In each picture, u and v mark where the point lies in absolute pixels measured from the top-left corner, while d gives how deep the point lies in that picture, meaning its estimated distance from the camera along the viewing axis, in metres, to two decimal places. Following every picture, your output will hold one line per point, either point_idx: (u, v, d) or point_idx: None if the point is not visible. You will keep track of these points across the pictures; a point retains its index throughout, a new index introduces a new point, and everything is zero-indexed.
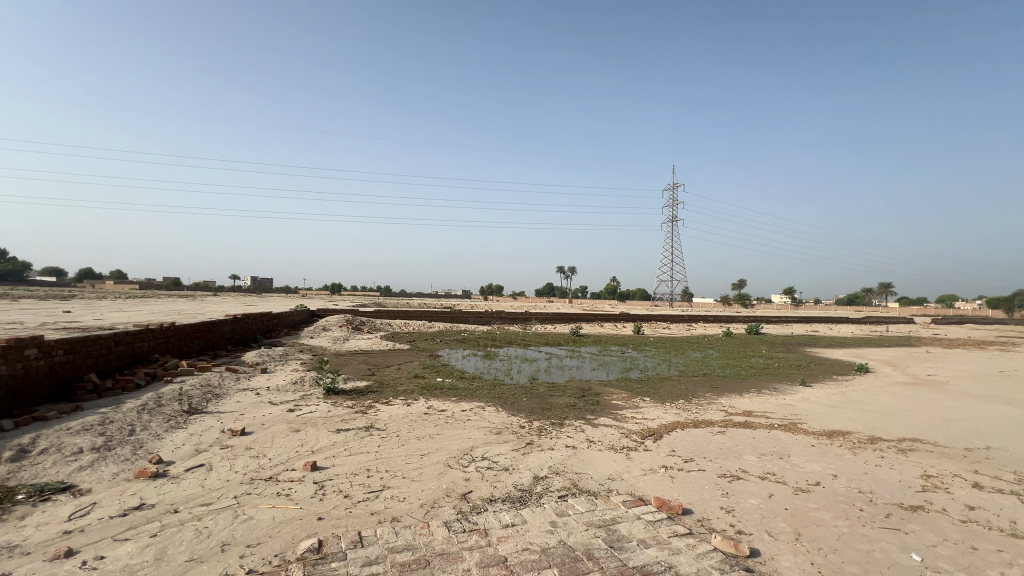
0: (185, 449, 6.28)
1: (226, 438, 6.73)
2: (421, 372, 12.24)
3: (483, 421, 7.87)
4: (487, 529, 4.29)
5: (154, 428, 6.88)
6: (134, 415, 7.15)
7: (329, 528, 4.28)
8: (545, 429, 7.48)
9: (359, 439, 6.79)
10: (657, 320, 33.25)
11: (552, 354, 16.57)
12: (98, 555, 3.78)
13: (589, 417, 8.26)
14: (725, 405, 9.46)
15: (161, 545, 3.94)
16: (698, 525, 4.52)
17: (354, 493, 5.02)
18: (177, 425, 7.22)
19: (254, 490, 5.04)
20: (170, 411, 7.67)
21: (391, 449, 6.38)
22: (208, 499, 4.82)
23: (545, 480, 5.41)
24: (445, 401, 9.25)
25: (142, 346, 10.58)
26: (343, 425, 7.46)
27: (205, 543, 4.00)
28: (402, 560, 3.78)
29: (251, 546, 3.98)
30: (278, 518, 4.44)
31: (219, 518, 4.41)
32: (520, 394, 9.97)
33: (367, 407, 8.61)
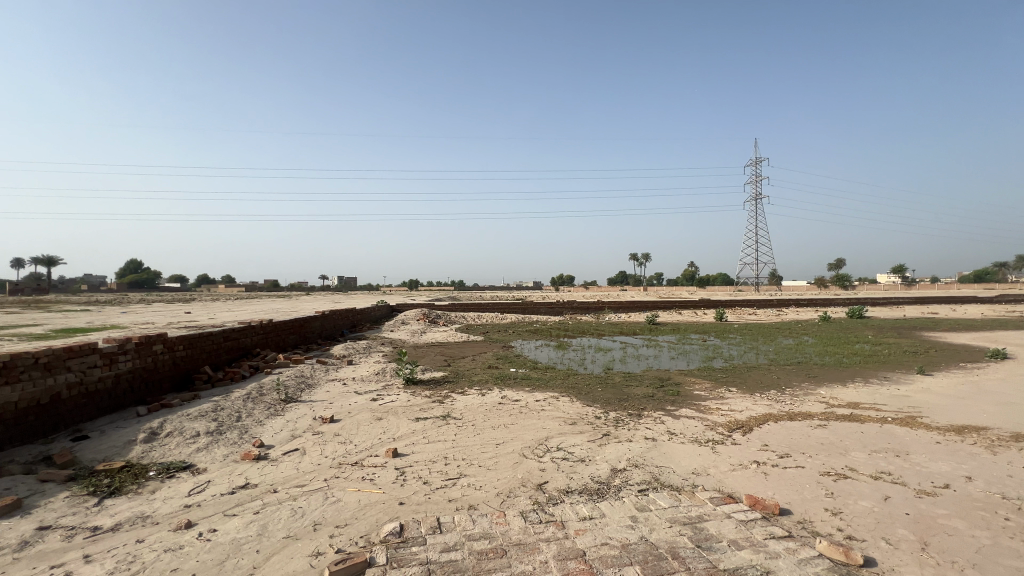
0: (283, 434, 6.83)
1: (317, 425, 7.23)
2: (495, 362, 12.40)
3: (557, 411, 7.76)
4: (564, 521, 4.18)
5: (257, 415, 7.55)
6: (240, 403, 7.91)
7: (409, 513, 4.41)
8: (622, 421, 7.20)
9: (436, 427, 6.97)
10: (742, 305, 31.08)
11: (627, 343, 16.05)
12: (211, 528, 4.18)
13: (669, 409, 7.84)
14: (825, 396, 8.55)
15: (262, 522, 4.27)
16: (798, 528, 4.08)
17: (433, 480, 5.13)
18: (275, 412, 7.88)
19: (342, 474, 5.34)
20: (270, 400, 8.38)
21: (467, 438, 6.48)
22: (302, 481, 5.18)
23: (624, 473, 5.18)
24: (518, 391, 9.25)
25: (246, 341, 11.70)
26: (422, 414, 7.71)
27: (300, 522, 4.28)
28: (480, 549, 3.78)
29: (339, 527, 4.20)
30: (363, 502, 4.66)
31: (311, 499, 4.72)
32: (595, 384, 9.74)
33: (444, 396, 8.85)
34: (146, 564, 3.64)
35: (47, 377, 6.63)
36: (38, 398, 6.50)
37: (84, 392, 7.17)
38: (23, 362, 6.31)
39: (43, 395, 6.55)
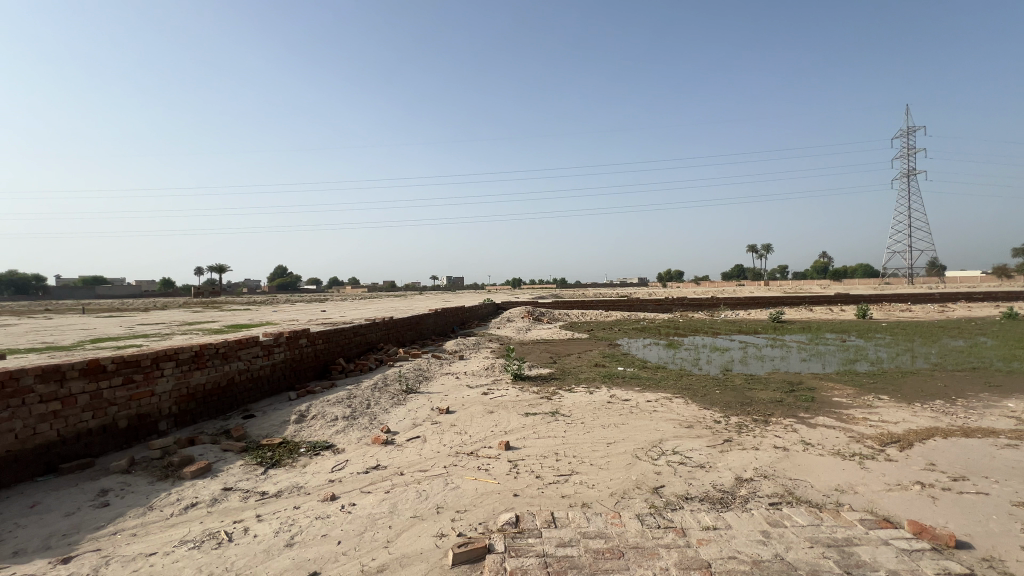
0: (406, 422, 7.43)
1: (435, 415, 7.74)
2: (601, 360, 12.19)
3: (671, 413, 7.38)
4: (685, 529, 3.97)
5: (383, 404, 8.31)
6: (369, 391, 8.77)
7: (524, 505, 4.51)
8: (746, 426, 6.61)
9: (546, 423, 7.05)
10: (891, 300, 26.77)
11: (747, 343, 14.71)
12: (351, 502, 4.69)
13: (802, 416, 7.02)
14: (1014, 410, 7.01)
15: (393, 500, 4.69)
16: (983, 566, 3.39)
17: (545, 474, 5.20)
18: (398, 401, 8.60)
19: (459, 462, 5.65)
20: (394, 390, 9.18)
21: (577, 435, 6.46)
22: (425, 466, 5.59)
23: (751, 483, 4.76)
24: (627, 390, 8.97)
25: (372, 336, 12.94)
26: (531, 409, 7.86)
27: (425, 504, 4.62)
28: (595, 547, 3.74)
29: (459, 511, 4.45)
30: (480, 490, 4.87)
31: (433, 483, 5.06)
32: (712, 386, 9.08)
33: (552, 393, 8.92)
34: (302, 528, 4.20)
35: (224, 364, 7.99)
36: (219, 381, 7.85)
37: (250, 377, 8.51)
38: (208, 351, 7.67)
39: (222, 379, 7.89)
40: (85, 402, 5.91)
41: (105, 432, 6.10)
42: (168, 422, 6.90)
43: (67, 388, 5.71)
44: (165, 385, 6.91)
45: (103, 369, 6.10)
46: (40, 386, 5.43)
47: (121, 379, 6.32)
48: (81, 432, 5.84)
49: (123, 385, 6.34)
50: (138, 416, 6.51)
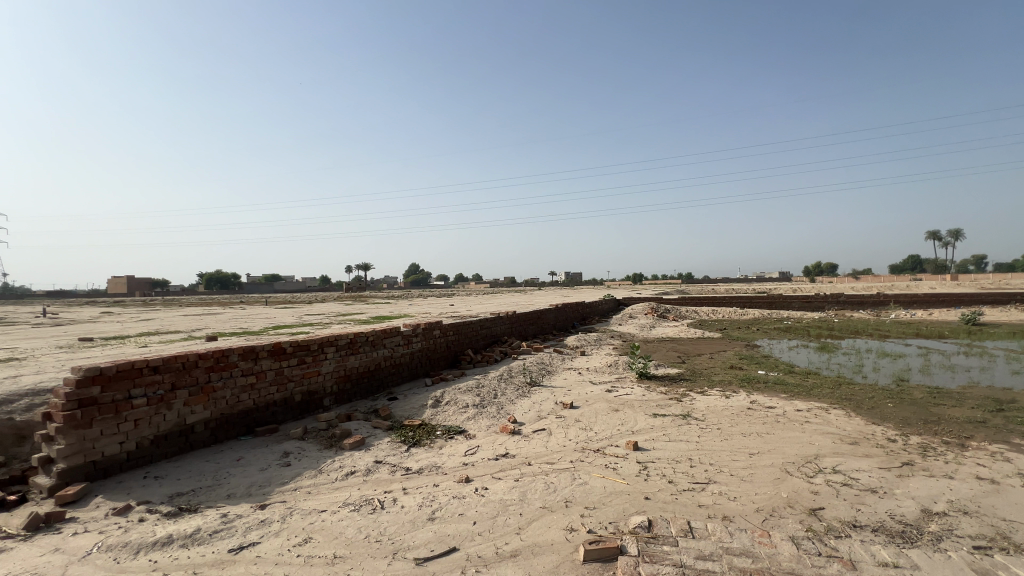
0: (531, 414, 7.60)
1: (559, 409, 7.79)
2: (738, 362, 11.11)
3: (829, 425, 6.42)
4: (853, 561, 3.42)
5: (509, 395, 8.61)
6: (496, 382, 9.16)
7: (657, 510, 4.30)
8: (934, 449, 5.47)
9: (677, 426, 6.63)
10: None
11: (930, 349, 12.19)
12: (484, 486, 4.93)
13: (1018, 443, 5.59)
14: None
15: (523, 489, 4.81)
16: None
17: (679, 480, 4.89)
18: (523, 393, 8.83)
19: (586, 458, 5.60)
20: (518, 382, 9.46)
21: (714, 441, 5.97)
22: (552, 459, 5.65)
23: (944, 519, 3.92)
24: (771, 397, 8.03)
25: (496, 329, 13.48)
26: (660, 410, 7.47)
27: (553, 496, 4.66)
28: (741, 566, 3.41)
29: (589, 508, 4.40)
30: (609, 489, 4.77)
31: (561, 477, 5.08)
32: (882, 398, 7.70)
33: (682, 394, 8.38)
34: (441, 505, 4.53)
35: (373, 351, 8.99)
36: (369, 365, 8.86)
37: (393, 364, 9.46)
38: (360, 339, 8.70)
39: (371, 364, 8.90)
40: (273, 377, 7.11)
41: (285, 404, 7.28)
42: (330, 399, 8.00)
43: (260, 364, 6.91)
44: (328, 367, 8.01)
45: (284, 350, 7.27)
46: (242, 362, 6.66)
47: (297, 360, 7.48)
48: (269, 402, 7.04)
49: (298, 365, 7.50)
50: (308, 392, 7.66)
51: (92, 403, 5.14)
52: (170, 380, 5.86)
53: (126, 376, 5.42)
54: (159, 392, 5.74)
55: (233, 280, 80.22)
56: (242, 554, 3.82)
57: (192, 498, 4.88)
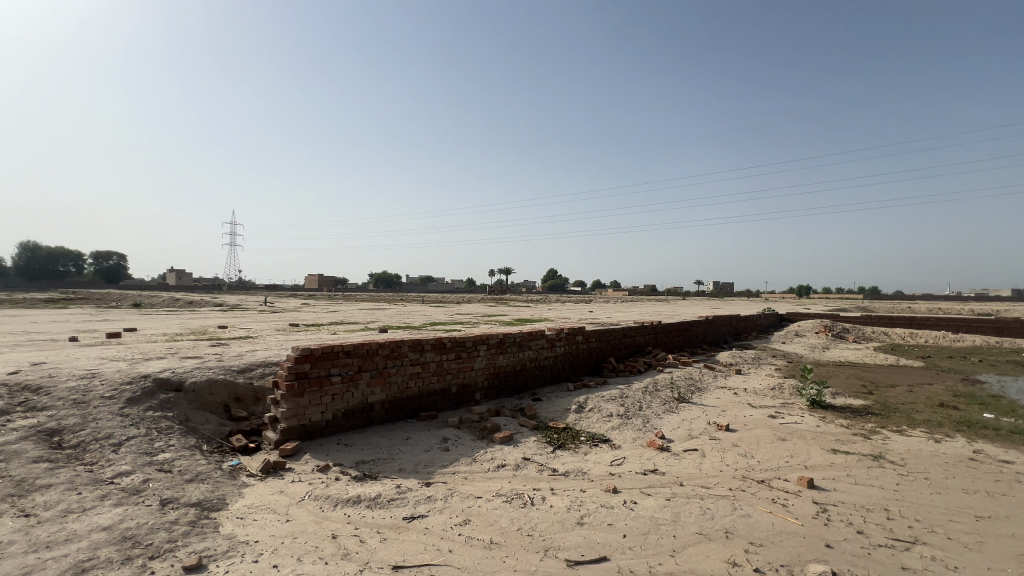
0: (681, 432, 7.16)
1: (713, 430, 7.19)
2: (950, 400, 8.95)
3: None
4: None
5: (656, 408, 8.23)
6: (641, 394, 8.83)
7: (843, 562, 3.69)
8: None
9: (865, 467, 5.61)
10: None
11: None
12: (633, 500, 4.79)
13: None
14: None
15: (675, 510, 4.55)
16: None
17: (871, 533, 4.13)
18: (671, 409, 8.36)
19: (748, 488, 5.06)
20: (665, 396, 8.98)
21: (920, 493, 4.90)
22: (707, 483, 5.23)
23: None
24: (1006, 449, 6.28)
25: (640, 339, 13.00)
26: (841, 446, 6.40)
27: (711, 524, 4.31)
28: None
29: (754, 544, 3.97)
30: (779, 527, 4.24)
31: (719, 504, 4.68)
32: None
33: (871, 431, 7.05)
34: (590, 511, 4.52)
35: (520, 351, 9.39)
36: (515, 365, 9.28)
37: (538, 366, 9.77)
38: (508, 339, 9.17)
39: (517, 364, 9.31)
40: (434, 368, 7.89)
41: (444, 394, 8.02)
42: (481, 393, 8.60)
43: (425, 356, 7.73)
44: (480, 363, 8.61)
45: (444, 345, 8.04)
46: (411, 352, 7.53)
47: (454, 354, 8.19)
48: (431, 391, 7.83)
49: (455, 359, 8.21)
50: (463, 385, 8.33)
51: (304, 376, 6.32)
52: (358, 362, 6.89)
53: (328, 357, 6.54)
54: (350, 372, 6.81)
55: (396, 281, 91.28)
56: (414, 523, 4.32)
57: (373, 467, 5.68)
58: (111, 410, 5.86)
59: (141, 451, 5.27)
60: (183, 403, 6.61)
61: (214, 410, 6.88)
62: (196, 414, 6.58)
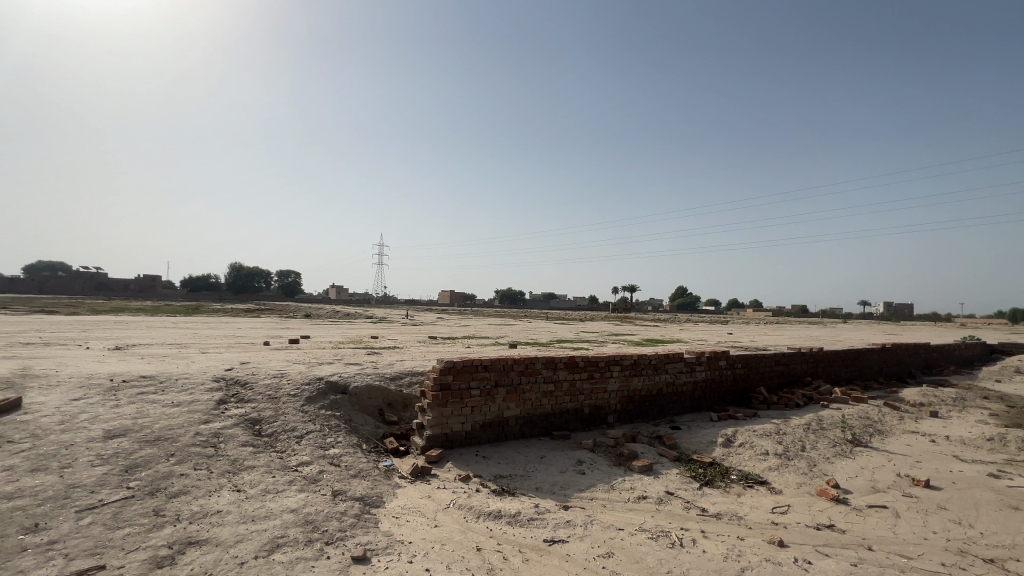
0: (861, 482, 6.01)
1: (906, 485, 5.90)
2: None
3: None
4: None
5: (823, 451, 7.06)
6: (803, 432, 7.67)
7: None
8: None
9: None
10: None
11: None
12: (806, 559, 4.10)
13: None
14: None
15: None
16: None
17: None
18: (843, 453, 7.10)
19: (971, 568, 3.99)
20: (834, 437, 7.67)
21: None
22: (906, 552, 4.27)
23: None
24: None
25: (796, 367, 11.37)
26: None
27: None
28: None
29: None
30: None
31: None
32: None
33: None
34: (752, 564, 3.97)
35: (656, 374, 8.85)
36: (651, 389, 8.77)
37: (675, 391, 9.10)
38: (643, 361, 8.71)
39: (653, 388, 8.79)
40: (567, 388, 7.81)
41: (576, 414, 7.88)
42: (614, 416, 8.27)
43: (558, 374, 7.69)
44: (613, 385, 8.30)
45: (578, 363, 7.92)
46: (544, 369, 7.56)
47: (587, 374, 8.02)
48: (563, 410, 7.75)
49: (588, 379, 8.02)
50: (595, 406, 8.11)
51: (447, 387, 6.71)
52: (495, 377, 7.12)
53: (468, 370, 6.87)
54: (487, 386, 7.06)
55: (521, 297, 94.26)
56: (554, 547, 4.23)
57: (510, 482, 5.76)
58: (295, 406, 6.87)
59: (317, 444, 6.07)
60: (348, 404, 7.48)
61: (371, 412, 7.67)
62: (358, 415, 7.39)
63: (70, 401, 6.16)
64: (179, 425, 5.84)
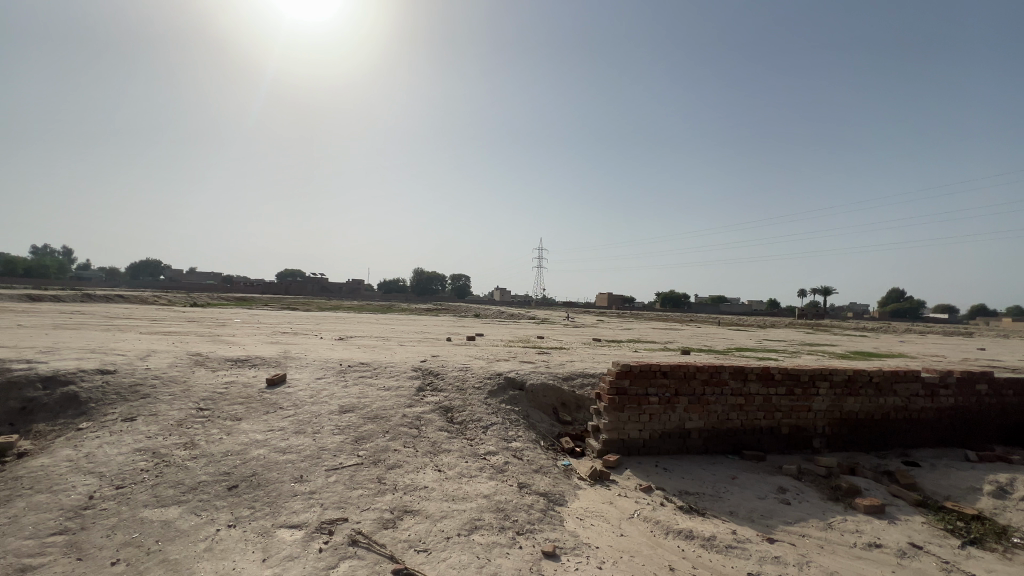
0: None
1: None
2: None
3: None
4: None
5: None
6: None
7: None
8: None
9: None
10: None
11: None
12: None
13: None
14: None
15: None
16: None
17: None
18: None
19: None
20: None
21: None
22: None
23: None
24: None
25: None
26: None
27: None
28: None
29: None
30: None
31: None
32: None
33: None
34: None
35: (880, 396, 7.24)
36: (872, 413, 7.21)
37: (908, 419, 7.32)
38: (862, 378, 7.19)
39: (875, 412, 7.21)
40: (760, 403, 6.88)
41: (772, 434, 6.90)
42: (822, 441, 7.02)
43: (748, 387, 6.83)
44: (821, 404, 7.05)
45: (773, 376, 6.92)
46: (732, 381, 6.79)
47: (785, 389, 6.96)
48: (755, 428, 6.86)
49: (787, 395, 6.96)
50: (797, 427, 6.99)
51: (623, 392, 6.50)
52: (675, 385, 6.65)
53: (646, 375, 6.55)
54: (667, 394, 6.63)
55: (686, 300, 87.96)
56: None
57: (699, 501, 5.29)
58: (480, 398, 7.44)
59: (501, 436, 6.46)
60: (525, 400, 7.82)
61: (546, 410, 7.89)
62: (534, 412, 7.67)
63: (316, 380, 7.70)
64: (391, 407, 6.81)
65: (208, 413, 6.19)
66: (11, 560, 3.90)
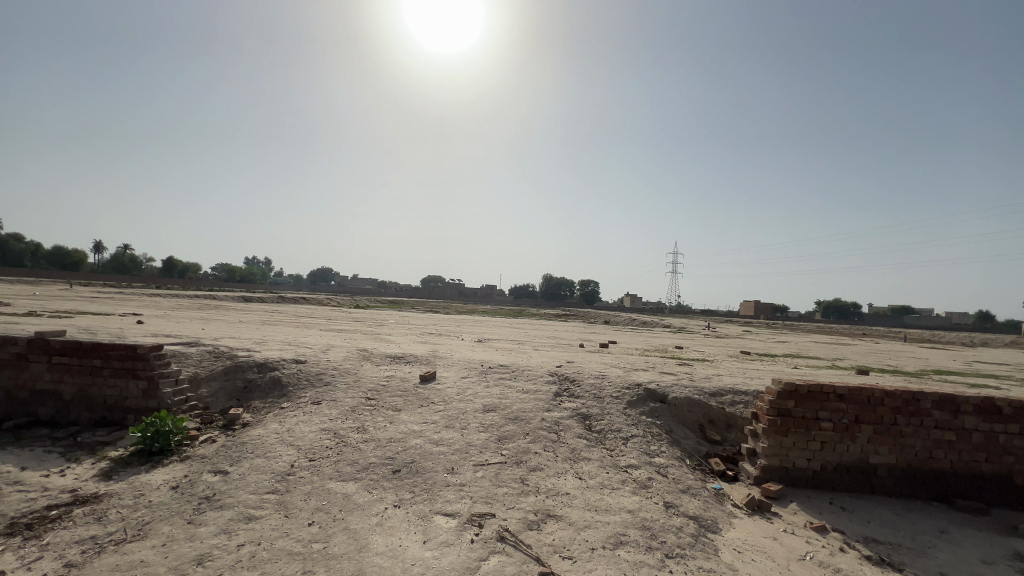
0: None
1: None
2: None
3: None
4: None
5: None
6: None
7: None
8: None
9: None
10: None
11: None
12: None
13: None
14: None
15: None
16: None
17: None
18: None
19: None
20: None
21: None
22: None
23: None
24: None
25: None
26: None
27: None
28: None
29: None
30: None
31: None
32: None
33: None
34: None
35: None
36: None
37: None
38: None
39: None
40: (979, 442, 5.50)
41: (997, 482, 5.47)
42: None
43: (961, 421, 5.51)
44: None
45: (999, 410, 5.48)
46: (937, 411, 5.53)
47: (1019, 428, 5.45)
48: (972, 472, 5.50)
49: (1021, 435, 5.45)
50: None
51: (787, 414, 5.73)
52: (855, 411, 5.65)
53: (816, 397, 5.68)
54: (844, 421, 5.65)
55: (856, 310, 74.94)
56: None
57: (892, 554, 4.42)
58: (618, 408, 7.22)
59: (642, 450, 6.18)
60: (667, 414, 7.38)
61: (691, 427, 7.34)
62: (678, 427, 7.19)
63: (461, 379, 8.26)
64: (531, 410, 6.98)
65: (374, 403, 7.04)
66: (241, 509, 4.88)
